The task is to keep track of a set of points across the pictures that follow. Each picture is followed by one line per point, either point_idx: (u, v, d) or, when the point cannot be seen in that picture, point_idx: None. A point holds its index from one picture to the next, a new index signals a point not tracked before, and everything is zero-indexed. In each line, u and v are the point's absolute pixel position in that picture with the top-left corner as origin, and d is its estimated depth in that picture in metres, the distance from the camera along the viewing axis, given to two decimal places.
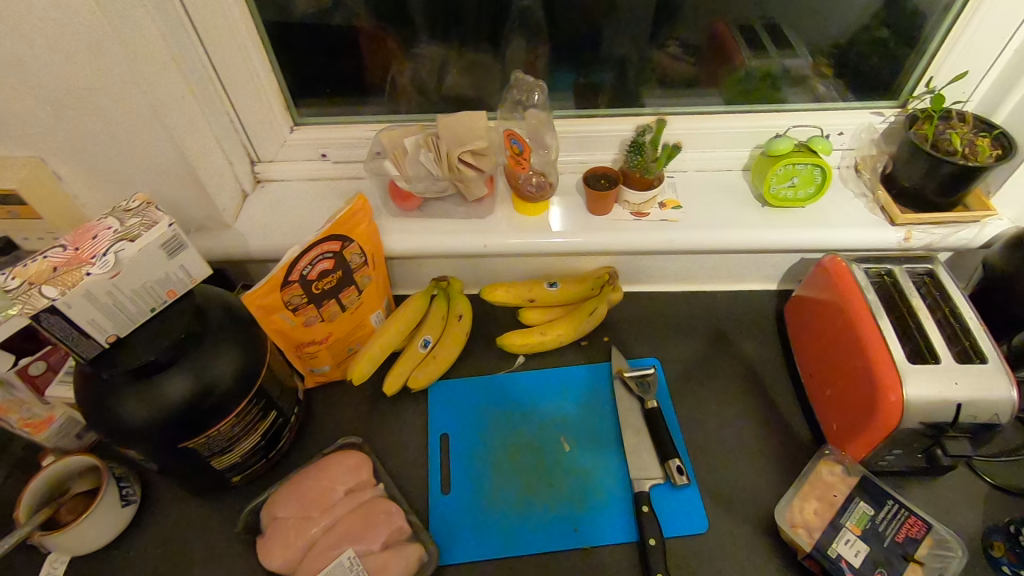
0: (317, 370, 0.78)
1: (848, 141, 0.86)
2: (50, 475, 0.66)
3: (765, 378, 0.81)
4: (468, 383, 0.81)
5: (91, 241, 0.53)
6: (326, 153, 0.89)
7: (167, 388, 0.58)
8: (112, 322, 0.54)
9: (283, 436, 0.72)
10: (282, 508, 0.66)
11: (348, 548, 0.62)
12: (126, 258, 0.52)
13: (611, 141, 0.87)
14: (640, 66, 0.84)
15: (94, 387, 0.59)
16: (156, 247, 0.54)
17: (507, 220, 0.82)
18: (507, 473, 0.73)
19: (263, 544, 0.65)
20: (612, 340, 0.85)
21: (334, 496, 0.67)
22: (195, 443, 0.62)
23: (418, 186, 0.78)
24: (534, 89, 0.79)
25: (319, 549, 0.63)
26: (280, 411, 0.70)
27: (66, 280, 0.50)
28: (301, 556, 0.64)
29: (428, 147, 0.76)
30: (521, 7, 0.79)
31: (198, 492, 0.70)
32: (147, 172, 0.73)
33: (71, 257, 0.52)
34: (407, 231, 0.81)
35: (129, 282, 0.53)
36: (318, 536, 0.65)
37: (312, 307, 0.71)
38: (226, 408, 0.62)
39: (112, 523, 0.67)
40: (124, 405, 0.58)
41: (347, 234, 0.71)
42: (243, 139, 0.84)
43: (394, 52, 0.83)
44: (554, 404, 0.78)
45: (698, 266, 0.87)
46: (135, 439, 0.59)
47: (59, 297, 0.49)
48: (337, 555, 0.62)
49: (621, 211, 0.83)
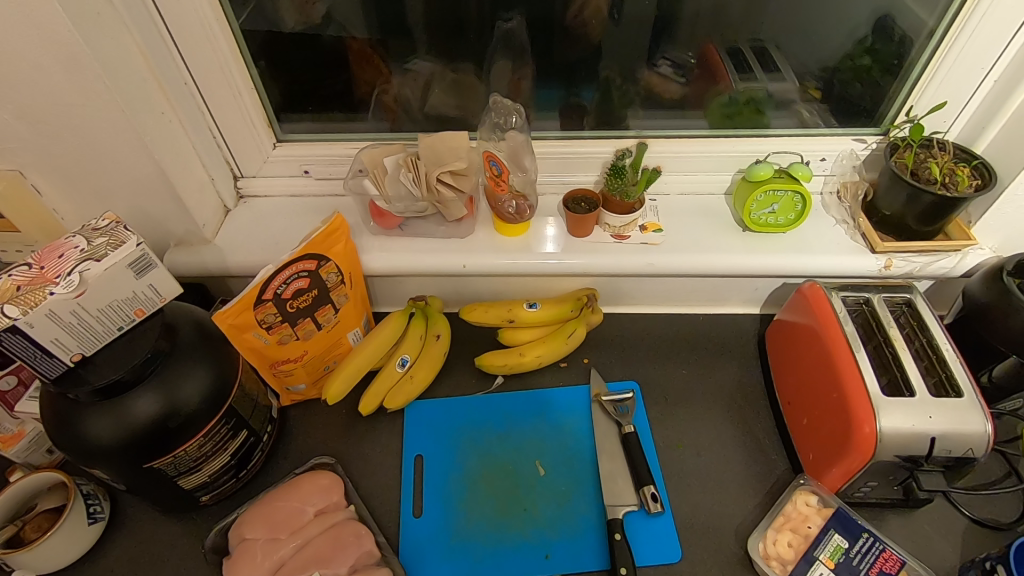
0: (292, 389, 0.78)
1: (829, 167, 0.85)
2: (17, 491, 0.65)
3: (744, 403, 0.80)
4: (444, 404, 0.80)
5: (57, 260, 0.53)
6: (309, 169, 0.89)
7: (134, 408, 0.58)
8: (78, 341, 0.54)
9: (255, 456, 0.71)
10: (250, 528, 0.65)
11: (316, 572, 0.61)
12: (92, 277, 0.52)
13: (593, 163, 0.87)
14: (625, 88, 0.85)
15: (60, 405, 0.59)
16: (122, 266, 0.54)
17: (488, 241, 0.82)
18: (481, 497, 0.72)
19: (228, 566, 0.63)
20: (591, 362, 0.85)
21: (304, 517, 0.66)
22: (161, 464, 0.61)
23: (398, 207, 0.77)
24: (512, 112, 0.79)
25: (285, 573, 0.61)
26: (252, 431, 0.69)
27: (30, 299, 0.50)
28: None
29: (408, 168, 0.76)
30: (506, 27, 0.79)
31: (167, 511, 0.70)
32: (127, 186, 0.73)
33: (36, 276, 0.52)
34: (386, 249, 0.81)
35: (95, 301, 0.53)
36: (285, 559, 0.63)
37: (287, 326, 0.70)
38: (193, 428, 0.61)
39: (78, 541, 0.66)
40: (89, 424, 0.57)
41: (323, 253, 0.70)
42: (225, 154, 0.84)
43: (380, 69, 0.83)
44: (531, 427, 0.78)
45: (679, 289, 0.86)
46: (100, 459, 0.59)
47: (21, 317, 0.49)
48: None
49: (601, 234, 0.83)
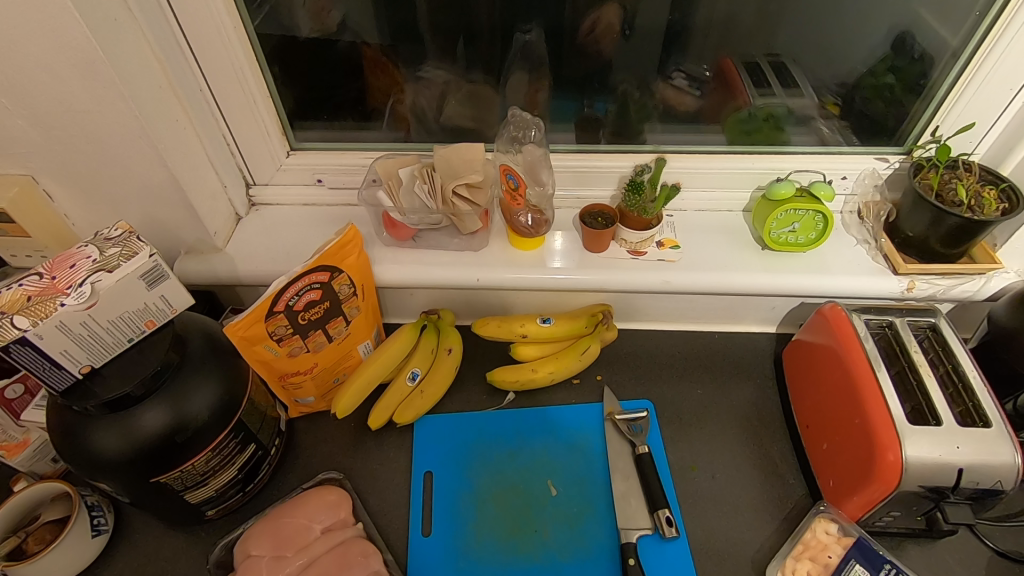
0: (301, 401, 0.77)
1: (850, 186, 0.84)
2: (18, 502, 0.64)
3: (759, 424, 0.79)
4: (454, 419, 0.79)
5: (68, 270, 0.52)
6: (322, 178, 0.87)
7: (142, 421, 0.57)
8: (87, 353, 0.53)
9: (262, 469, 0.70)
10: (255, 545, 0.63)
11: None
12: (103, 288, 0.51)
13: (610, 177, 0.85)
14: (642, 102, 0.84)
15: (66, 418, 0.58)
16: (134, 277, 0.53)
17: (502, 254, 0.81)
18: (491, 516, 0.70)
19: None
20: (604, 379, 0.83)
21: (311, 535, 0.64)
22: (168, 478, 0.60)
23: (412, 219, 0.76)
24: (531, 125, 0.78)
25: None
26: (259, 444, 0.68)
27: (40, 310, 0.49)
28: None
29: (423, 180, 0.75)
30: (524, 39, 0.78)
31: (172, 524, 0.68)
32: (139, 194, 0.73)
33: (47, 286, 0.51)
34: (399, 260, 0.80)
35: (105, 313, 0.52)
36: None
37: (297, 338, 0.69)
38: (202, 442, 0.60)
39: (80, 554, 0.65)
40: (96, 437, 0.56)
41: (336, 264, 0.69)
42: (238, 161, 0.84)
43: (394, 80, 0.83)
44: (542, 446, 0.76)
45: (694, 307, 0.85)
46: (106, 472, 0.57)
47: (30, 328, 0.48)
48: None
49: (617, 249, 0.81)
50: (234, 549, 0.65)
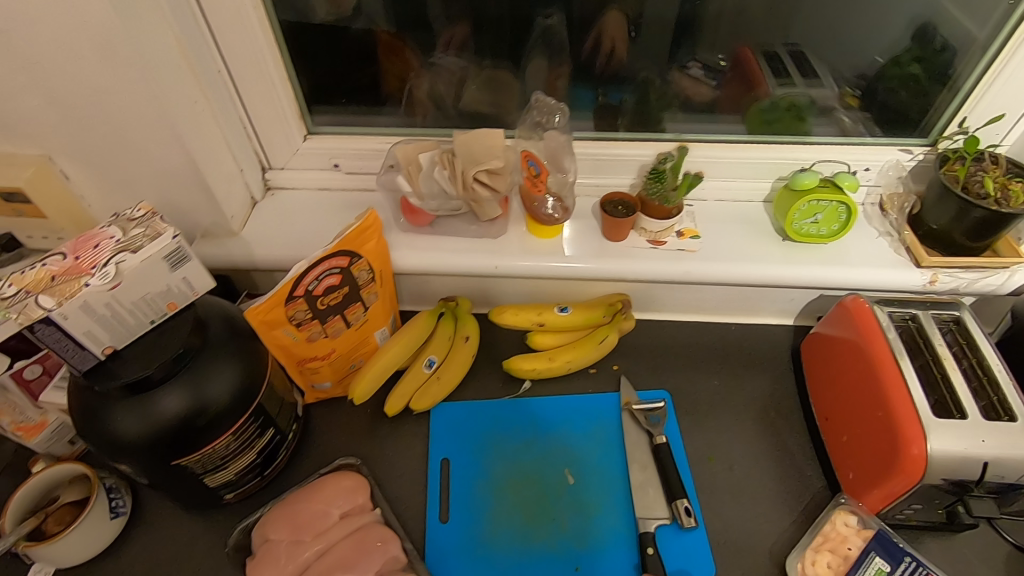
0: (318, 387, 0.76)
1: (874, 178, 0.83)
2: (37, 483, 0.64)
3: (777, 416, 0.78)
4: (470, 407, 0.78)
5: (92, 250, 0.52)
6: (339, 163, 0.87)
7: (163, 403, 0.56)
8: (110, 334, 0.53)
9: (280, 454, 0.69)
10: (274, 530, 0.63)
11: None
12: (127, 270, 0.51)
13: (630, 166, 0.84)
14: (662, 90, 0.83)
15: (85, 398, 0.57)
16: (158, 259, 0.52)
17: (520, 242, 0.80)
18: (508, 504, 0.70)
19: (252, 568, 0.62)
20: (621, 369, 0.83)
21: (329, 520, 0.64)
22: (188, 461, 0.59)
23: (431, 205, 0.76)
24: (556, 111, 0.77)
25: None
26: (278, 429, 0.68)
27: (65, 290, 0.49)
28: None
29: (444, 165, 0.74)
30: (545, 24, 0.78)
31: (190, 507, 0.68)
32: (156, 176, 0.72)
33: (71, 266, 0.50)
34: (417, 247, 0.79)
35: (129, 294, 0.52)
36: (310, 561, 0.62)
37: (316, 323, 0.69)
38: (222, 426, 0.59)
39: (100, 536, 0.65)
40: (117, 419, 0.56)
41: (355, 249, 0.69)
42: (255, 145, 0.83)
43: (413, 64, 0.82)
44: (559, 435, 0.76)
45: (712, 298, 0.84)
46: (126, 453, 0.57)
47: (55, 308, 0.48)
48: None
49: (636, 238, 0.81)
50: (252, 534, 0.65)
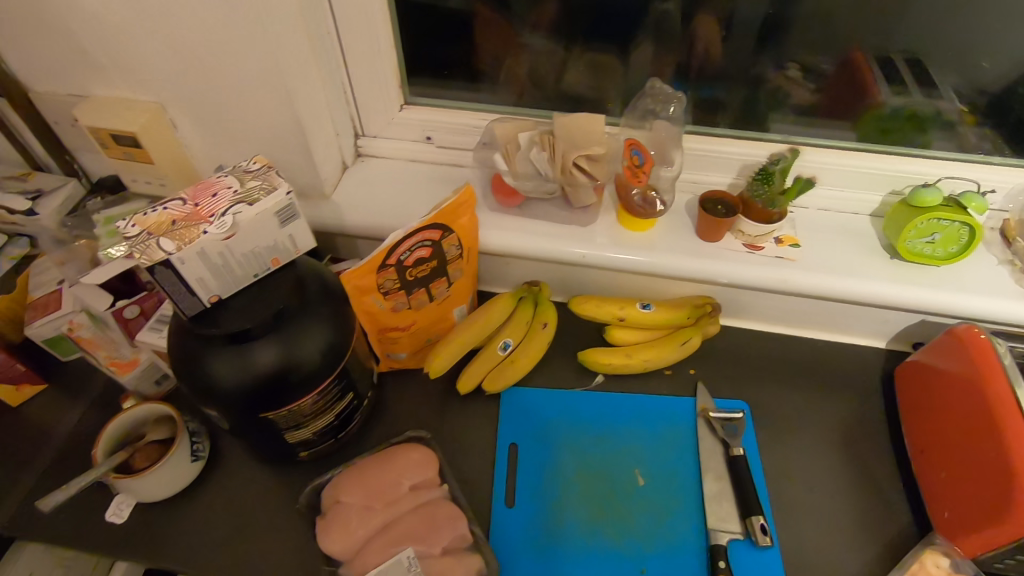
0: (393, 356, 0.77)
1: (1000, 202, 0.78)
2: (124, 420, 0.67)
3: (862, 442, 0.74)
4: (541, 395, 0.77)
5: (209, 199, 0.52)
6: (432, 136, 0.86)
7: (257, 356, 0.57)
8: (218, 282, 0.54)
9: (354, 419, 0.70)
10: (346, 493, 0.64)
11: (407, 548, 0.59)
12: (243, 221, 0.51)
13: (731, 164, 0.81)
14: (774, 89, 0.78)
15: (184, 342, 0.58)
16: (271, 214, 0.53)
17: (609, 232, 0.78)
18: (575, 497, 0.69)
19: (322, 528, 0.62)
20: (698, 374, 0.80)
21: (399, 490, 0.64)
22: (274, 415, 0.60)
23: (526, 185, 0.74)
24: (672, 101, 0.75)
25: (377, 544, 0.60)
26: (356, 394, 0.68)
27: (185, 235, 0.50)
28: (360, 545, 0.61)
29: (543, 146, 0.73)
30: (661, 10, 0.73)
31: (265, 460, 0.69)
32: (259, 133, 0.73)
33: (191, 212, 0.51)
34: (504, 227, 0.78)
35: (241, 245, 0.52)
36: (381, 527, 0.62)
37: (402, 293, 0.69)
38: (309, 385, 0.60)
39: (180, 476, 0.67)
40: (213, 366, 0.57)
41: (448, 224, 0.68)
42: (351, 110, 0.83)
43: (516, 42, 0.80)
44: (630, 433, 0.74)
45: (803, 311, 0.81)
46: (218, 400, 0.58)
47: (175, 252, 0.49)
48: (397, 551, 0.59)
49: (732, 241, 0.77)
50: (322, 493, 0.66)
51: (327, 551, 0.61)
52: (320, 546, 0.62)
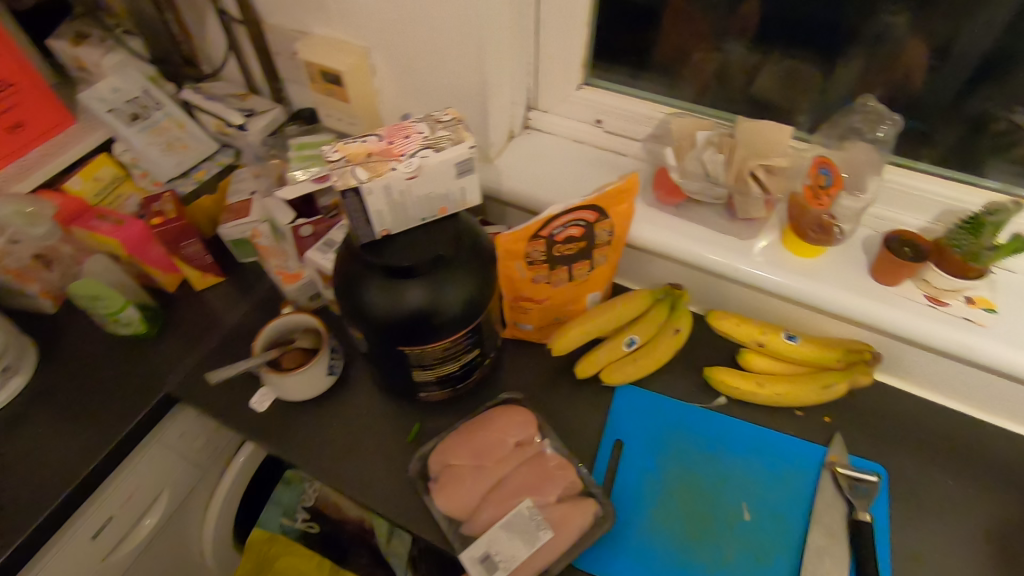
0: (520, 326, 0.78)
1: None
2: (280, 326, 0.76)
3: (1020, 550, 0.64)
4: (657, 400, 0.75)
5: (402, 140, 0.56)
6: (602, 120, 0.85)
7: (407, 293, 0.60)
8: (392, 218, 0.58)
9: (473, 375, 0.72)
10: (454, 456, 0.66)
11: (527, 499, 0.62)
12: (426, 166, 0.54)
13: (929, 206, 0.72)
14: (1003, 132, 0.68)
15: (347, 266, 0.63)
16: (452, 164, 0.55)
17: (769, 252, 0.73)
18: (673, 510, 0.66)
19: (437, 491, 0.64)
20: (833, 423, 0.73)
21: (501, 454, 0.66)
22: (408, 350, 0.64)
23: (691, 185, 0.72)
24: (883, 121, 0.70)
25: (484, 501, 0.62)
26: (481, 351, 0.70)
27: (376, 168, 0.54)
28: (479, 500, 0.63)
29: (720, 147, 0.70)
30: (887, 24, 0.66)
31: (387, 390, 0.74)
32: (445, 89, 0.77)
33: (385, 148, 0.56)
34: (657, 224, 0.76)
35: (419, 188, 0.56)
36: (488, 490, 0.64)
37: (545, 267, 0.70)
38: (445, 331, 0.63)
39: (315, 385, 0.74)
40: (368, 292, 0.61)
41: (606, 208, 0.67)
42: (530, 82, 0.85)
43: (711, 38, 0.77)
44: (744, 463, 0.70)
45: (978, 386, 0.71)
46: (365, 324, 0.63)
47: (366, 182, 0.53)
48: (515, 504, 0.61)
49: (911, 289, 0.70)
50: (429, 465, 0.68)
51: (447, 510, 0.63)
52: (434, 508, 0.64)
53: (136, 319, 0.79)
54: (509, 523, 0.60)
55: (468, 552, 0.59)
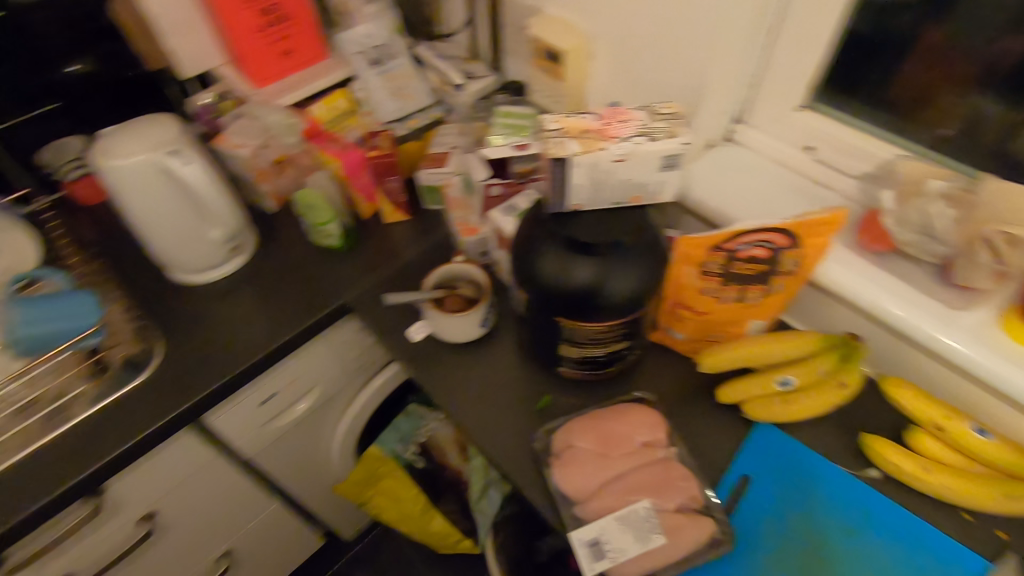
0: (671, 333, 0.77)
1: None
2: (449, 272, 0.83)
3: None
4: (798, 450, 0.70)
5: (619, 124, 0.60)
6: (813, 147, 0.80)
7: (576, 270, 0.62)
8: (587, 196, 0.60)
9: (614, 365, 0.73)
10: (580, 439, 0.68)
11: (644, 499, 0.62)
12: (637, 152, 0.57)
13: None
14: None
15: (532, 230, 0.66)
16: (660, 156, 0.57)
17: (978, 329, 0.65)
18: (787, 566, 0.62)
19: (557, 466, 0.66)
20: (1006, 539, 0.63)
21: (626, 448, 0.67)
22: (562, 323, 0.66)
23: (907, 236, 0.66)
24: None
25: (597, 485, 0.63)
26: (629, 344, 0.71)
27: (590, 145, 0.57)
28: (597, 486, 0.64)
29: (956, 201, 0.63)
30: None
31: (528, 356, 0.78)
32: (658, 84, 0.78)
33: (601, 128, 0.59)
34: (851, 268, 0.70)
35: (623, 172, 0.58)
36: (608, 478, 0.64)
37: (718, 280, 0.68)
38: (602, 315, 0.64)
39: (467, 333, 0.79)
40: (540, 259, 0.63)
41: (803, 237, 0.63)
42: (745, 93, 0.82)
43: (972, 80, 0.68)
44: (884, 546, 0.63)
45: None
46: (529, 287, 0.66)
47: (577, 155, 0.56)
48: (632, 501, 0.62)
49: None
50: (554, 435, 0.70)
51: (563, 486, 0.65)
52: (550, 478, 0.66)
53: (336, 234, 0.90)
54: (623, 517, 0.61)
55: (578, 533, 0.61)
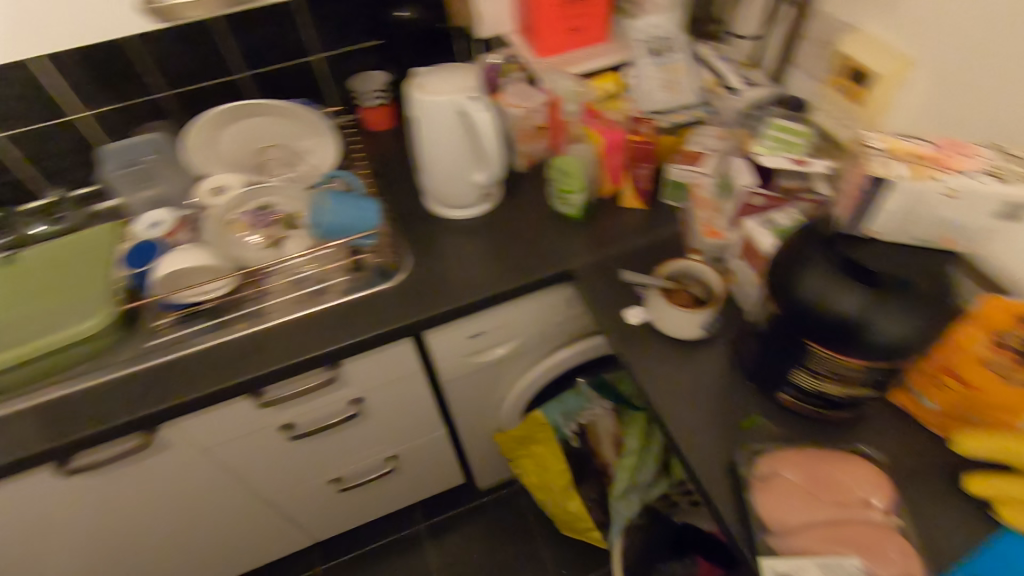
0: (920, 398, 0.69)
1: None
2: (686, 267, 0.83)
3: None
4: None
5: (959, 156, 0.61)
6: None
7: (844, 296, 0.58)
8: (894, 224, 0.63)
9: (845, 410, 0.68)
10: (790, 470, 0.65)
11: (855, 556, 0.57)
12: (971, 190, 0.58)
13: None
14: None
15: (803, 247, 0.64)
16: (998, 200, 0.57)
17: None
18: None
19: (758, 487, 0.64)
20: None
21: (844, 496, 0.62)
22: (808, 349, 0.62)
23: None
24: None
25: (806, 524, 0.60)
26: (874, 393, 0.65)
27: (920, 171, 0.59)
28: (801, 523, 0.61)
29: None
30: None
31: (744, 372, 0.75)
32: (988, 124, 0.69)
33: (937, 157, 0.61)
34: None
35: (948, 207, 0.59)
36: (816, 519, 0.61)
37: (1013, 356, 0.60)
38: (858, 352, 0.59)
39: (685, 331, 0.79)
40: (803, 276, 0.61)
41: None
42: None
43: None
44: None
45: None
46: (779, 302, 0.63)
47: (903, 179, 0.59)
48: (841, 553, 0.57)
49: None
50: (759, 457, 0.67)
51: (764, 511, 0.62)
52: (749, 496, 0.64)
53: (577, 204, 0.96)
54: (828, 565, 0.56)
55: (773, 562, 0.58)
